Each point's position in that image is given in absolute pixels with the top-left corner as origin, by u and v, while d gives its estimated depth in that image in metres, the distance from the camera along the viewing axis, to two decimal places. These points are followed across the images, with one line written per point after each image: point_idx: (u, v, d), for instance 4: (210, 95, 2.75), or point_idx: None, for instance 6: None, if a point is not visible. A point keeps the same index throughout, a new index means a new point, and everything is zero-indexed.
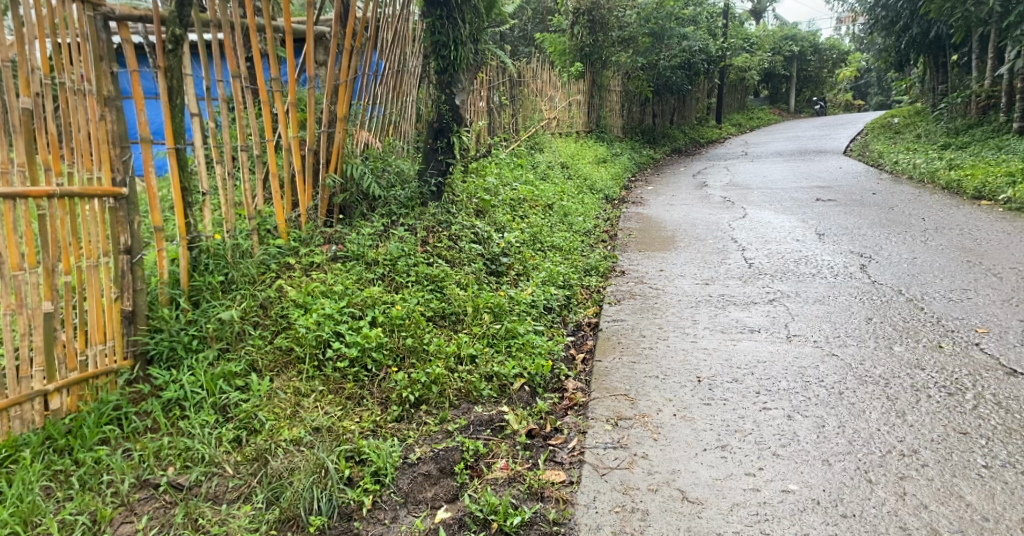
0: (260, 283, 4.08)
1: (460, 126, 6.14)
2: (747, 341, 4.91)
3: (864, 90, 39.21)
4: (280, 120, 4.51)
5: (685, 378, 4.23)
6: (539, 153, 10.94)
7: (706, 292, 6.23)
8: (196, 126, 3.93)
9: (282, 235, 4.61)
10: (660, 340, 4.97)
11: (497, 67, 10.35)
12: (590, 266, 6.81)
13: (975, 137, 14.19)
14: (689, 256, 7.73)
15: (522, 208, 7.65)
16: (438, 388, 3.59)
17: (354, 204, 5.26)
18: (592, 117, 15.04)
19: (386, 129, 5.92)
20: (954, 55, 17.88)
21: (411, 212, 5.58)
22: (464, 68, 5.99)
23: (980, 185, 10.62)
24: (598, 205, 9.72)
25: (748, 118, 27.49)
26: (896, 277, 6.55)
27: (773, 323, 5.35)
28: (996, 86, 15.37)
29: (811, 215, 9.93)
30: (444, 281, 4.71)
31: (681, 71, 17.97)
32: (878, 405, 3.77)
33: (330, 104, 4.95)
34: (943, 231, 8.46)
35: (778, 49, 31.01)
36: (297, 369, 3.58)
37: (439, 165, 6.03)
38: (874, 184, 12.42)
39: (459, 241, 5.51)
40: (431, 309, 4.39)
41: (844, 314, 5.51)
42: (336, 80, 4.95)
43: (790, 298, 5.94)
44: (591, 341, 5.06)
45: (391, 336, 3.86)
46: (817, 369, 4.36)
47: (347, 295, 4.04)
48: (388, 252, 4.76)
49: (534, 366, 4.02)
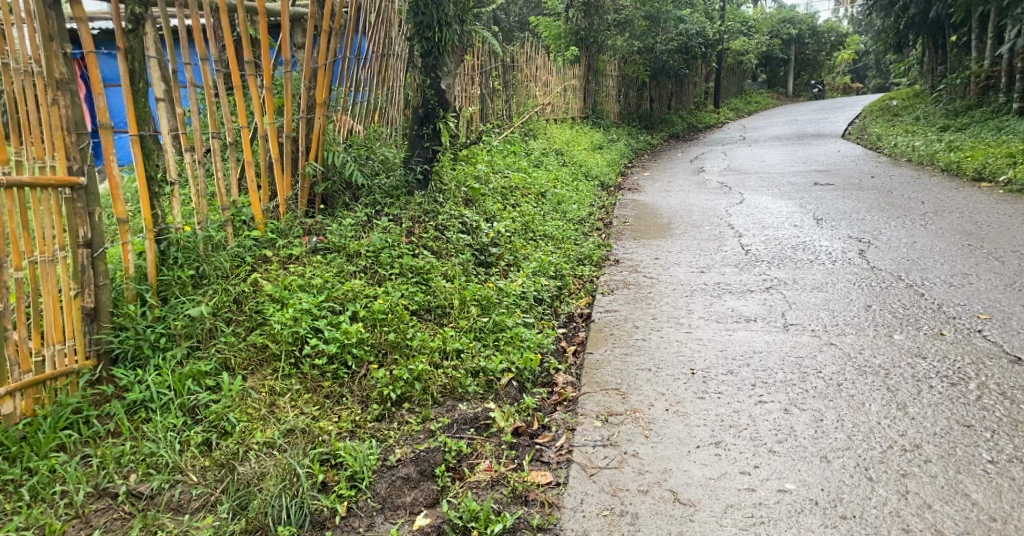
0: (234, 277, 3.94)
1: (447, 112, 6.00)
2: (743, 331, 4.78)
3: (863, 73, 38.97)
4: (255, 106, 4.35)
5: (678, 371, 4.12)
6: (533, 140, 10.79)
7: (702, 280, 6.11)
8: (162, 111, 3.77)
9: (259, 228, 4.42)
10: (652, 331, 4.86)
11: (490, 52, 10.19)
12: (583, 255, 6.68)
13: (974, 118, 14.02)
14: (685, 242, 7.60)
15: (514, 196, 7.51)
16: (421, 385, 3.49)
17: (336, 194, 5.11)
18: (587, 102, 14.87)
19: (371, 116, 5.87)
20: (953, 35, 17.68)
21: (396, 202, 5.46)
22: (449, 51, 5.83)
23: (980, 167, 10.47)
24: (593, 192, 9.58)
25: (746, 102, 27.27)
26: (896, 263, 6.41)
27: (769, 311, 5.22)
28: (995, 66, 15.19)
29: (808, 200, 9.79)
30: (429, 273, 4.60)
31: (678, 56, 17.84)
32: (878, 397, 3.64)
33: (308, 89, 4.78)
34: (943, 215, 8.31)
35: (775, 33, 30.77)
36: (272, 368, 3.45)
37: (425, 153, 5.85)
38: (873, 167, 12.28)
39: (446, 231, 5.38)
40: (416, 303, 4.28)
41: (842, 301, 5.38)
42: (314, 64, 4.79)
43: (787, 285, 5.81)
44: (584, 333, 5.00)
45: (373, 331, 3.78)
46: (814, 359, 4.23)
47: (327, 289, 3.93)
48: (370, 243, 4.64)
49: (522, 360, 3.94)
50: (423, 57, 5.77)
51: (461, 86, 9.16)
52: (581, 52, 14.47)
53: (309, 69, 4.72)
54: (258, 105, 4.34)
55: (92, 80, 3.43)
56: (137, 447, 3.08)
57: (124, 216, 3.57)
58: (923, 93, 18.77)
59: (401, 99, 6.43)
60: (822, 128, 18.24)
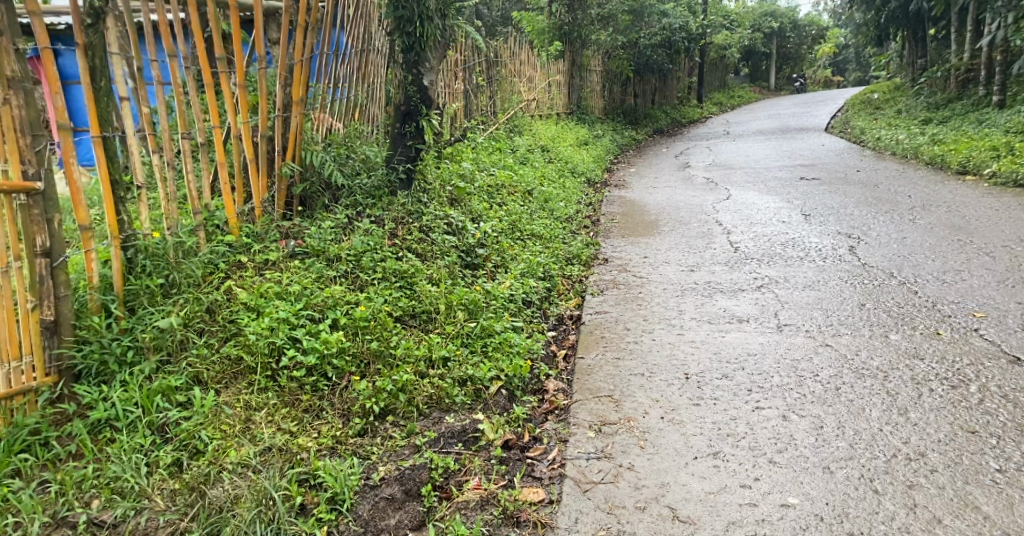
0: (206, 285, 3.78)
1: (430, 109, 5.83)
2: (735, 333, 4.67)
3: (843, 67, 39.11)
4: (228, 104, 4.19)
5: (672, 376, 4.00)
6: (519, 136, 10.65)
7: (693, 280, 6.00)
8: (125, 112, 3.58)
9: (233, 232, 4.29)
10: (644, 334, 4.74)
11: (473, 47, 10.01)
12: (572, 255, 6.57)
13: (954, 111, 14.03)
14: (674, 240, 7.48)
15: (500, 194, 7.36)
16: (406, 397, 3.37)
17: (315, 195, 4.95)
18: (572, 98, 14.73)
19: (349, 112, 5.74)
20: (932, 29, 17.72)
21: (378, 203, 5.31)
22: (431, 46, 5.66)
23: (964, 160, 10.43)
24: (579, 189, 9.46)
25: (729, 97, 27.24)
26: (887, 259, 6.31)
27: (762, 311, 5.11)
28: (975, 60, 15.21)
29: (795, 195, 9.72)
30: (414, 277, 4.49)
31: (662, 51, 17.73)
32: (877, 402, 3.52)
33: (284, 86, 4.62)
34: (930, 209, 8.24)
35: (757, 27, 30.80)
36: (248, 381, 3.31)
37: (408, 151, 5.71)
38: (858, 161, 12.23)
39: (431, 232, 5.23)
40: (399, 309, 4.15)
41: (834, 300, 5.27)
42: (290, 60, 4.62)
43: (778, 284, 5.70)
44: (574, 336, 4.91)
45: (354, 340, 3.66)
46: (810, 362, 4.11)
47: (305, 297, 3.80)
48: (351, 246, 4.50)
49: (512, 367, 3.82)
50: (404, 52, 5.59)
51: (443, 82, 9.00)
52: (565, 47, 14.32)
53: (285, 65, 4.55)
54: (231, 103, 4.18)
55: (48, 78, 3.26)
56: (100, 470, 2.91)
57: (86, 223, 3.39)
58: (904, 86, 18.78)
59: (381, 94, 6.29)
60: (806, 122, 18.21)
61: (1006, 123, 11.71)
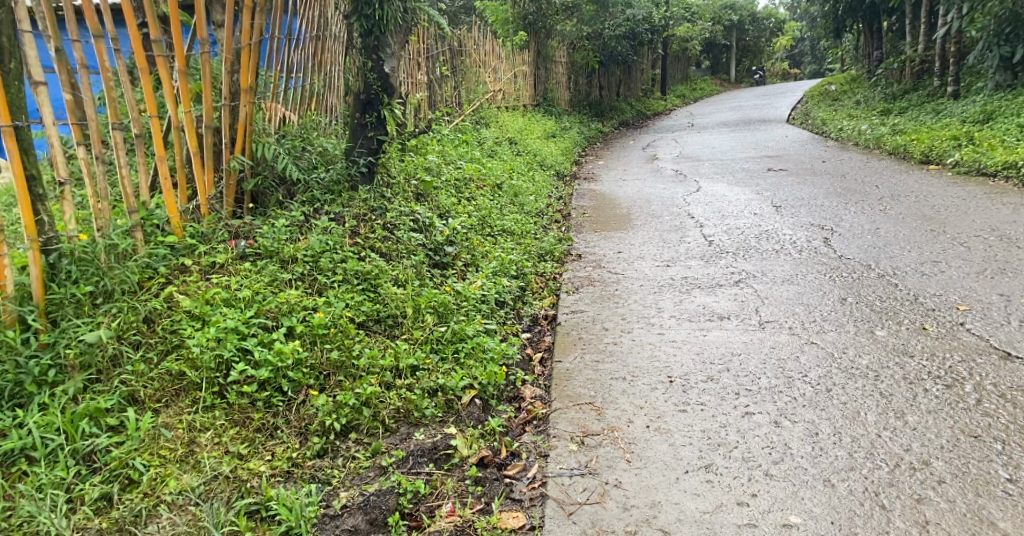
0: (144, 291, 3.48)
1: (392, 98, 5.53)
2: (716, 332, 4.49)
3: (800, 59, 39.46)
4: (167, 92, 3.97)
5: (655, 379, 3.82)
6: (485, 128, 10.39)
7: (669, 275, 5.86)
8: (42, 98, 3.23)
9: (175, 232, 4.00)
10: (623, 334, 4.64)
11: (437, 37, 9.72)
12: (544, 252, 6.39)
13: (910, 102, 14.10)
14: (647, 234, 7.31)
15: (468, 188, 7.09)
16: (370, 412, 3.23)
17: (267, 191, 4.74)
18: (538, 90, 14.51)
19: (303, 102, 5.59)
20: (888, 20, 17.83)
21: (337, 199, 5.05)
22: (392, 31, 5.34)
23: (927, 149, 10.40)
24: (549, 182, 9.25)
25: (692, 89, 27.24)
26: (862, 250, 6.07)
27: (742, 307, 4.95)
28: (930, 51, 15.31)
29: (764, 186, 9.62)
30: (378, 278, 4.29)
31: (626, 41, 17.56)
32: (872, 404, 3.30)
33: (231, 71, 4.40)
34: (899, 199, 8.13)
35: (717, 19, 30.84)
36: (192, 398, 3.06)
37: (368, 143, 5.42)
38: (823, 151, 12.21)
39: (396, 230, 4.97)
40: (360, 314, 3.97)
41: (815, 295, 5.04)
42: (238, 44, 4.42)
43: (757, 279, 5.52)
44: (550, 337, 4.81)
45: (312, 350, 3.51)
46: (797, 362, 3.89)
47: (256, 304, 3.60)
48: (308, 246, 4.27)
49: (485, 374, 3.74)
50: (362, 37, 5.28)
51: (405, 73, 8.69)
52: (530, 37, 14.07)
53: (231, 50, 4.35)
54: (171, 91, 3.96)
55: None
56: (12, 509, 2.60)
57: None
58: (862, 78, 18.86)
59: (333, 82, 6.11)
60: (768, 113, 18.19)
61: (964, 112, 11.74)
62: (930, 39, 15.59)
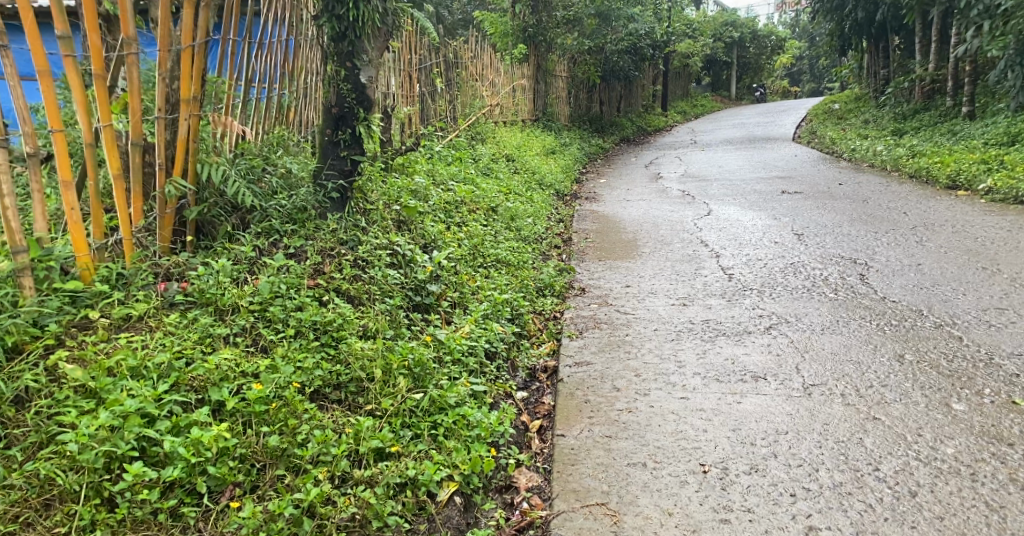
0: (23, 360, 2.80)
1: (369, 113, 4.76)
2: (750, 400, 3.71)
3: (799, 77, 38.91)
4: (79, 99, 3.26)
5: (684, 469, 3.10)
6: (480, 145, 9.64)
7: (686, 317, 5.08)
8: None
9: (82, 276, 3.26)
10: (639, 398, 3.87)
11: (430, 47, 8.97)
12: (542, 286, 5.62)
13: (923, 121, 13.39)
14: (658, 264, 6.55)
15: (458, 212, 6.31)
16: (313, 524, 2.53)
17: (214, 220, 4.02)
18: (537, 104, 13.77)
19: (267, 117, 4.92)
20: (896, 38, 17.14)
21: (300, 229, 4.30)
22: (369, 34, 4.59)
23: (954, 173, 9.63)
24: (548, 203, 8.48)
25: (692, 105, 26.55)
26: (909, 291, 5.28)
27: (779, 364, 4.18)
28: (941, 70, 14.60)
29: (781, 210, 8.87)
30: (340, 330, 3.54)
31: (628, 56, 16.87)
32: (980, 523, 2.70)
33: (165, 76, 3.71)
34: (934, 228, 7.36)
35: (718, 35, 30.22)
36: (65, 513, 2.38)
37: (339, 164, 4.63)
38: (838, 172, 11.46)
39: (369, 267, 4.23)
40: (312, 379, 3.22)
41: (862, 350, 4.23)
42: (177, 46, 3.74)
43: (790, 325, 4.77)
44: (550, 398, 4.05)
45: (244, 435, 2.77)
46: (863, 448, 3.13)
47: (174, 373, 2.85)
48: (256, 291, 3.53)
49: (468, 461, 3.01)
50: (334, 41, 4.53)
51: (392, 84, 7.92)
52: (529, 50, 13.34)
53: (165, 51, 3.67)
54: (84, 103, 3.26)
55: None
56: None
57: None
58: (868, 97, 18.13)
59: (307, 95, 5.45)
60: (771, 131, 17.49)
61: (986, 134, 11.01)
62: (942, 58, 14.86)
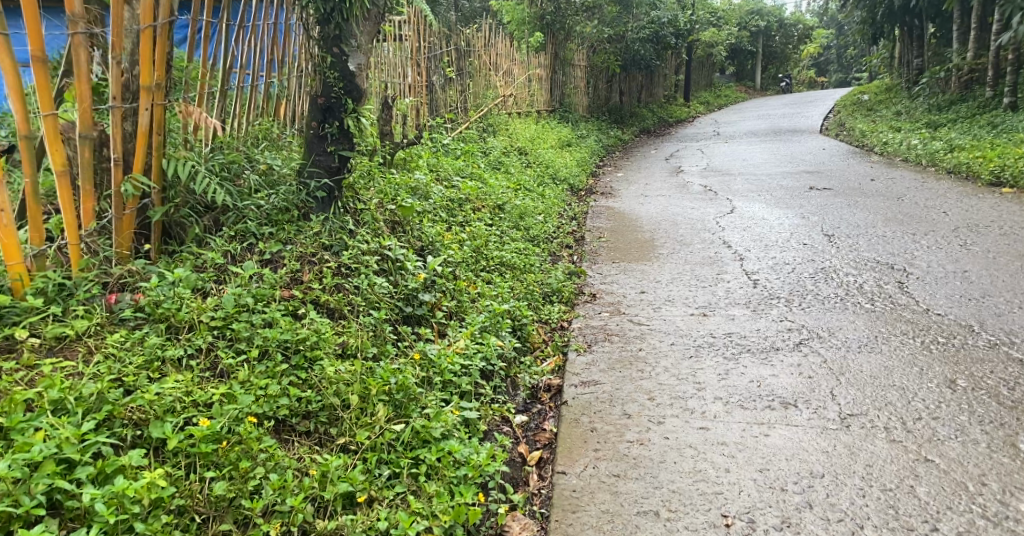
0: None
1: (358, 103, 4.34)
2: (779, 433, 3.27)
3: (825, 67, 37.98)
4: (12, 88, 2.86)
5: (703, 521, 2.73)
6: (492, 138, 9.20)
7: (706, 330, 4.62)
8: None
9: (14, 289, 2.95)
10: (652, 427, 3.43)
11: (440, 34, 8.52)
12: (549, 291, 5.19)
13: (959, 113, 12.75)
14: (676, 267, 6.09)
15: (462, 210, 5.89)
16: None
17: (182, 221, 3.62)
18: (554, 95, 13.28)
19: (251, 109, 4.52)
20: (931, 27, 16.42)
21: (279, 232, 3.90)
22: (358, 16, 4.17)
23: (997, 169, 9.05)
24: (561, 199, 8.05)
25: (715, 97, 25.87)
26: (956, 303, 4.80)
27: (811, 388, 3.71)
28: (980, 59, 13.91)
29: (808, 208, 8.37)
30: (316, 349, 3.13)
31: (650, 46, 16.31)
32: None
33: (121, 60, 3.31)
34: (979, 230, 6.83)
35: (743, 24, 29.46)
36: None
37: (325, 159, 4.21)
38: (868, 167, 10.91)
39: (354, 276, 3.84)
40: (276, 408, 2.80)
41: (907, 373, 3.75)
42: (135, 26, 3.33)
43: (822, 341, 4.31)
44: (552, 424, 3.64)
45: (185, 481, 2.38)
46: (916, 502, 2.72)
47: (106, 406, 2.47)
48: (219, 304, 3.13)
49: (451, 510, 2.61)
50: (320, 24, 4.11)
51: (396, 73, 7.49)
52: (546, 39, 12.84)
53: (118, 30, 3.26)
54: (19, 97, 2.88)
55: None
56: None
57: None
58: (899, 87, 17.43)
59: (301, 84, 5.05)
60: (798, 123, 16.87)
61: None
62: (980, 47, 14.15)
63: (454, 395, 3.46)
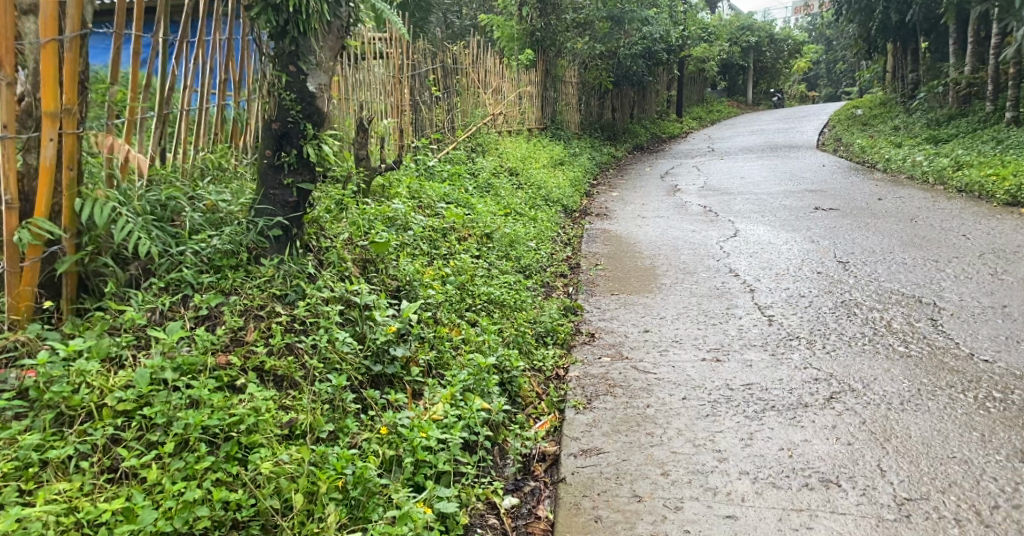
0: None
1: (320, 128, 3.73)
2: (824, 526, 2.75)
3: (816, 82, 37.66)
4: None
5: None
6: (480, 158, 8.63)
7: (722, 380, 4.00)
8: None
9: None
10: (669, 516, 2.86)
11: (425, 51, 7.97)
12: (542, 332, 4.60)
13: (959, 129, 12.26)
14: (681, 299, 5.51)
15: (445, 241, 5.30)
16: None
17: (101, 271, 3.03)
18: (545, 112, 12.73)
19: (198, 135, 3.97)
20: (925, 41, 15.98)
21: (223, 280, 3.31)
22: (316, 30, 3.58)
23: (1014, 188, 8.50)
24: (553, 222, 7.48)
25: (708, 112, 25.38)
26: (1002, 346, 4.23)
27: (855, 460, 3.11)
28: (978, 73, 13.43)
29: (818, 230, 7.81)
30: (250, 432, 2.53)
31: (642, 61, 15.83)
32: None
33: (14, 83, 2.75)
34: (1006, 256, 6.29)
35: (733, 40, 29.11)
36: None
37: (281, 195, 3.60)
38: (874, 185, 10.38)
39: (311, 333, 3.24)
40: (192, 521, 2.20)
41: (966, 441, 3.19)
42: (33, 42, 2.77)
43: (859, 395, 3.71)
44: (549, 506, 3.06)
45: None
46: None
47: None
48: (130, 382, 2.56)
49: None
50: (273, 39, 3.52)
51: (374, 91, 6.92)
52: (537, 56, 12.32)
53: (9, 45, 2.71)
54: None
55: None
56: None
57: None
58: (893, 102, 16.99)
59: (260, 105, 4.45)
60: (794, 138, 16.36)
61: None
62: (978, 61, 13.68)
63: (428, 478, 2.84)
